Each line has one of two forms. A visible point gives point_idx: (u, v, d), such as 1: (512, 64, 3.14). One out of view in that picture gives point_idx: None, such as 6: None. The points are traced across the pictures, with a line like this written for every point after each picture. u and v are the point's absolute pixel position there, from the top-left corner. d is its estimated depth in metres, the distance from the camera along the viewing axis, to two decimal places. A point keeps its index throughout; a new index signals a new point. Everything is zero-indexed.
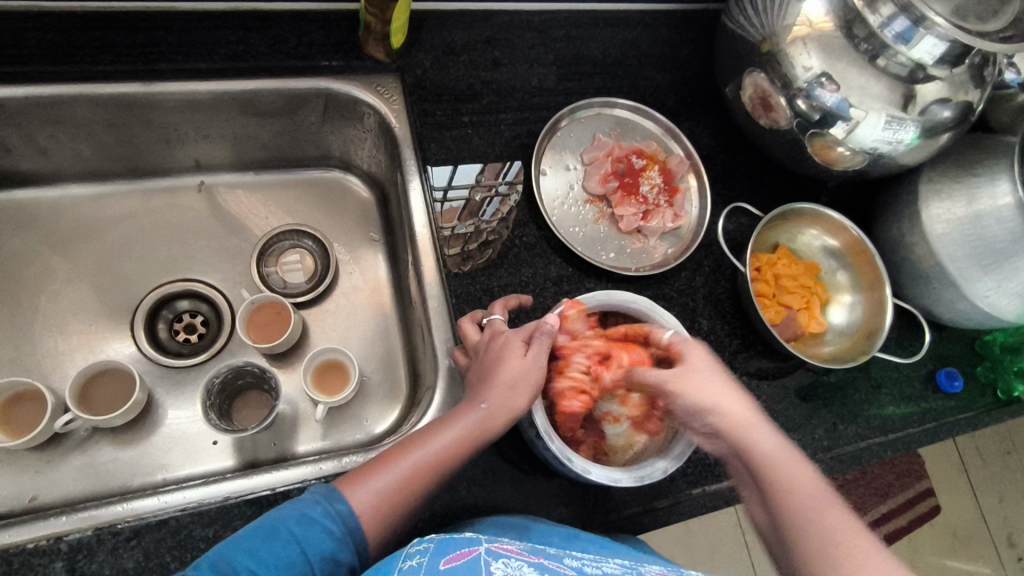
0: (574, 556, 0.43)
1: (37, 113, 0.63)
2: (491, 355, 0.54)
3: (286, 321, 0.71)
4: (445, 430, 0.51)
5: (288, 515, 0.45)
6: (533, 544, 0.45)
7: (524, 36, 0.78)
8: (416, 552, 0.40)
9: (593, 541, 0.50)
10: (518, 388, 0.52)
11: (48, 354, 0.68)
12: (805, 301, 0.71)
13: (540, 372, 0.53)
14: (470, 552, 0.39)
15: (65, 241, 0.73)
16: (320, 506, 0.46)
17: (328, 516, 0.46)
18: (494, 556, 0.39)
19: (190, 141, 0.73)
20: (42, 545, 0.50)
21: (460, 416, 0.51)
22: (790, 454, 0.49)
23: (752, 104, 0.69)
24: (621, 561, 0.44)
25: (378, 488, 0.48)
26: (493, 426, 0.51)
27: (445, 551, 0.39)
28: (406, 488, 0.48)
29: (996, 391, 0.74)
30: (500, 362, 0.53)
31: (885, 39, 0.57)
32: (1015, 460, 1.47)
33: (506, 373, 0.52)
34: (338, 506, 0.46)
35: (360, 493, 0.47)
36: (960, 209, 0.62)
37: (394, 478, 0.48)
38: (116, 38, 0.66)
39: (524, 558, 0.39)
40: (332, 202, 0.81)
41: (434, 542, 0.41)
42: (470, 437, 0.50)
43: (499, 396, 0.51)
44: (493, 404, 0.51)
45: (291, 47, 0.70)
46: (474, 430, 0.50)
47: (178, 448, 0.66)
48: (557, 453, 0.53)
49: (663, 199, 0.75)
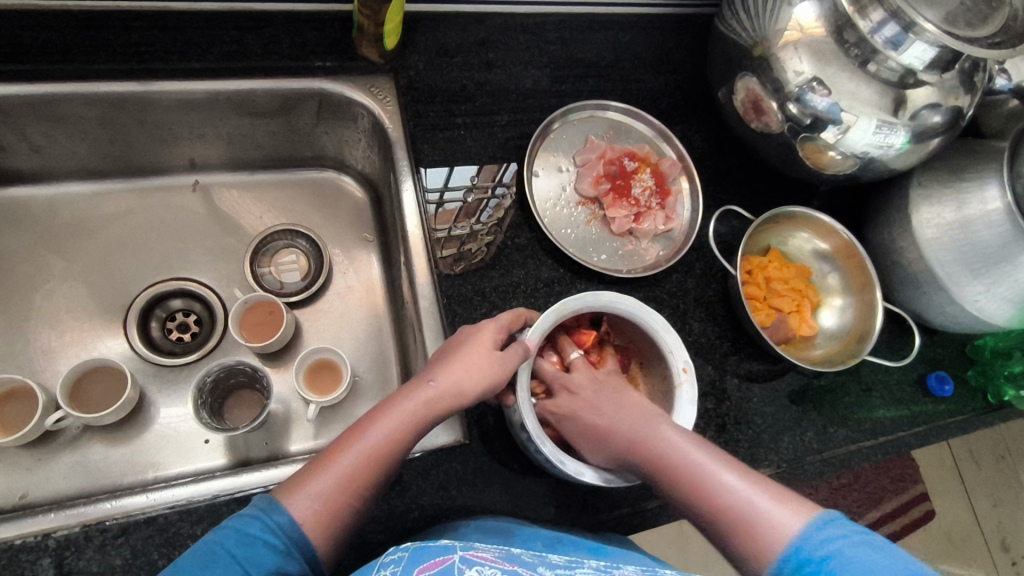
0: (549, 563, 0.43)
1: (32, 112, 0.64)
2: (456, 340, 0.55)
3: (278, 321, 0.71)
4: (389, 413, 0.51)
5: (226, 535, 0.44)
6: (509, 549, 0.45)
7: (519, 39, 0.78)
8: (390, 561, 0.41)
9: (568, 542, 0.50)
10: (471, 371, 0.52)
11: (40, 351, 0.69)
12: (795, 304, 0.71)
13: (505, 366, 0.53)
14: (445, 560, 0.39)
15: (59, 239, 0.73)
16: (259, 520, 0.45)
17: (267, 530, 0.44)
18: (468, 565, 0.39)
19: (185, 141, 0.74)
20: (30, 541, 0.50)
21: (410, 395, 0.52)
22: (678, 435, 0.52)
23: (744, 108, 0.69)
24: (595, 564, 0.44)
25: (318, 492, 0.47)
26: (443, 405, 0.52)
27: (419, 561, 0.39)
28: (348, 486, 0.48)
29: (987, 395, 0.74)
30: (456, 346, 0.54)
31: (875, 44, 0.57)
32: (1009, 464, 1.47)
33: (461, 355, 0.53)
34: (277, 518, 0.45)
35: (300, 501, 0.46)
36: (950, 213, 0.63)
37: (335, 476, 0.48)
38: (112, 37, 0.66)
39: (498, 565, 0.40)
40: (326, 203, 0.81)
41: (409, 551, 0.41)
42: (419, 416, 0.51)
43: (449, 374, 0.52)
44: (442, 382, 0.52)
45: (285, 48, 0.70)
46: (422, 409, 0.51)
47: (169, 446, 0.66)
48: (549, 455, 0.53)
49: (655, 201, 0.75)
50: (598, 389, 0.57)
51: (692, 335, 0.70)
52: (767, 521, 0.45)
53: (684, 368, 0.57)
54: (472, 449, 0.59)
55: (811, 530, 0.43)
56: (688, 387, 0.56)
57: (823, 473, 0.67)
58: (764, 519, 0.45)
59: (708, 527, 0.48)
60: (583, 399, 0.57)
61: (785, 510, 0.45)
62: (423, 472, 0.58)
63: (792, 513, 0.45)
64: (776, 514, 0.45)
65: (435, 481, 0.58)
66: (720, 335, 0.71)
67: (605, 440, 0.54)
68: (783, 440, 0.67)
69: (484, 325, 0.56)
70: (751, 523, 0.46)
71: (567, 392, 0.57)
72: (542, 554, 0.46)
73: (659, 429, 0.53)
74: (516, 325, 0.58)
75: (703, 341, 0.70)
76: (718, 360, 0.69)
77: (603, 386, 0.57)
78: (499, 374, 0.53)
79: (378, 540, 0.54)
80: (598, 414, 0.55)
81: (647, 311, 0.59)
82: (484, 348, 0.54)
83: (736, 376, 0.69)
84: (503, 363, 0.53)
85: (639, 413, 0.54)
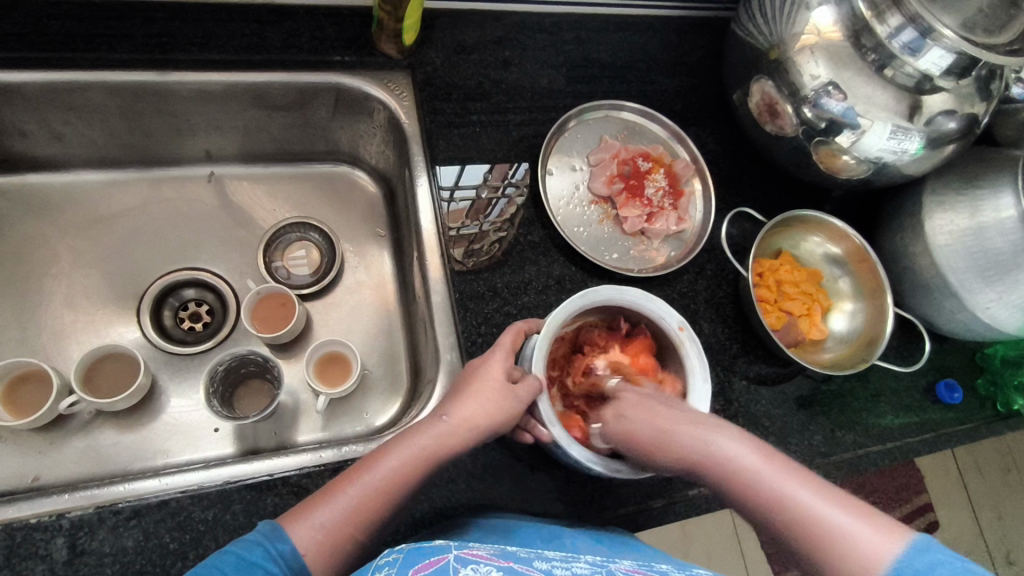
0: (544, 557, 0.44)
1: (55, 99, 0.65)
2: (468, 373, 0.55)
3: (290, 313, 0.72)
4: (397, 450, 0.50)
5: (225, 560, 0.43)
6: (503, 546, 0.45)
7: (536, 38, 0.79)
8: (384, 564, 0.40)
9: (568, 537, 0.51)
10: (483, 413, 0.52)
11: (53, 336, 0.69)
12: (805, 308, 0.72)
13: (517, 407, 0.52)
14: (440, 560, 0.39)
15: (76, 226, 0.74)
16: (260, 547, 0.44)
17: (270, 558, 0.44)
18: (463, 564, 0.39)
19: (202, 132, 0.74)
20: (44, 520, 0.51)
21: (422, 429, 0.51)
22: (750, 447, 0.46)
23: (759, 111, 0.69)
24: (591, 558, 0.45)
25: (325, 522, 0.47)
26: (454, 441, 0.51)
27: (414, 561, 0.39)
28: (355, 518, 0.48)
29: (996, 404, 0.74)
30: (469, 380, 0.54)
31: (893, 49, 0.58)
32: (1015, 477, 1.46)
33: (472, 390, 0.53)
34: (281, 546, 0.45)
35: (305, 528, 0.46)
36: (963, 220, 0.62)
37: (342, 509, 0.48)
38: (133, 27, 0.67)
39: (493, 563, 0.40)
40: (340, 197, 0.82)
41: (404, 552, 0.41)
42: (429, 449, 0.51)
43: (462, 409, 0.52)
44: (454, 417, 0.52)
45: (304, 42, 0.71)
46: (432, 443, 0.51)
47: (179, 434, 0.67)
48: (604, 471, 0.53)
49: (668, 202, 0.76)
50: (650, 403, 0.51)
51: (701, 335, 0.70)
52: (864, 551, 0.38)
53: (679, 326, 0.58)
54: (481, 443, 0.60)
55: (913, 555, 0.38)
56: (690, 342, 0.57)
57: (830, 477, 0.67)
58: (863, 551, 0.38)
59: (795, 554, 0.42)
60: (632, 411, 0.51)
61: (881, 536, 0.39)
62: None
63: (887, 538, 0.39)
64: (872, 540, 0.39)
65: (443, 474, 0.58)
66: (730, 336, 0.71)
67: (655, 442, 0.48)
68: (792, 443, 0.67)
69: (493, 356, 0.55)
70: (847, 558, 0.39)
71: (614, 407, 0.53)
72: (537, 550, 0.46)
73: (726, 437, 0.47)
74: (517, 342, 0.57)
75: (712, 341, 0.70)
76: (728, 362, 0.69)
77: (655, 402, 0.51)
78: (511, 414, 0.52)
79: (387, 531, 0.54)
80: (644, 421, 0.50)
81: (640, 296, 0.59)
82: (497, 385, 0.53)
83: (745, 378, 0.69)
84: (516, 397, 0.52)
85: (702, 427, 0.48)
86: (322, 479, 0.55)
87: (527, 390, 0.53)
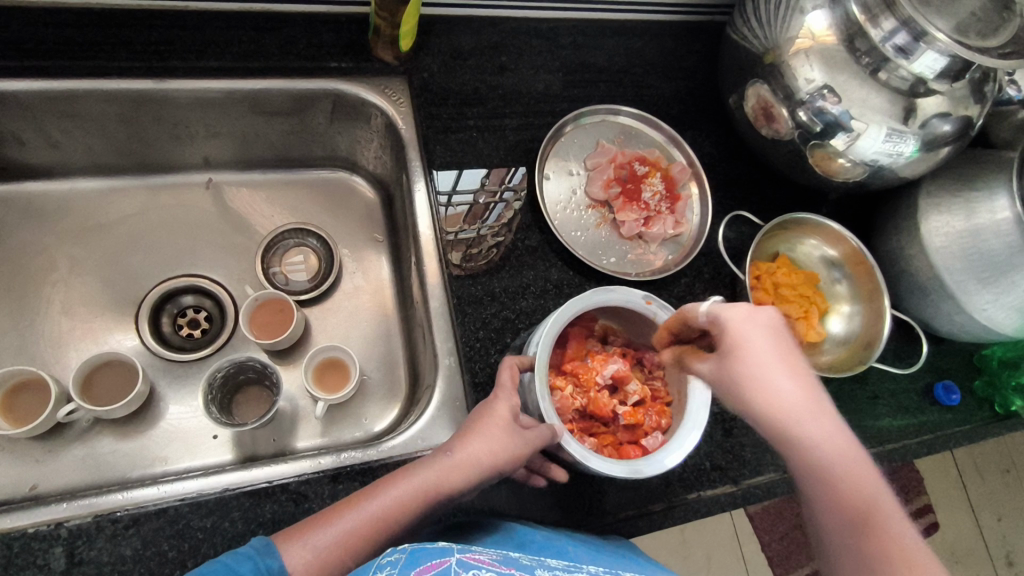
0: (547, 566, 0.44)
1: (53, 107, 0.65)
2: (476, 413, 0.54)
3: (288, 320, 0.72)
4: (400, 482, 0.50)
5: (215, 569, 0.43)
6: (505, 552, 0.45)
7: (531, 43, 0.79)
8: (386, 563, 0.40)
9: (568, 546, 0.50)
10: (488, 450, 0.51)
11: (51, 343, 0.69)
12: (804, 310, 0.72)
13: (520, 448, 0.51)
14: (441, 563, 0.39)
15: (74, 233, 0.74)
16: (251, 561, 0.45)
17: (257, 571, 0.44)
18: (465, 568, 0.39)
19: (199, 139, 0.74)
20: (42, 530, 0.50)
21: (427, 463, 0.51)
22: (847, 450, 0.44)
23: (755, 114, 0.70)
24: (593, 569, 0.45)
25: (316, 546, 0.46)
26: (456, 479, 0.50)
27: (417, 562, 0.39)
28: (347, 546, 0.47)
29: (994, 405, 0.74)
30: (477, 419, 0.53)
31: (886, 53, 0.58)
32: (1013, 477, 1.46)
33: (479, 427, 0.52)
34: (269, 562, 0.45)
35: (296, 550, 0.46)
36: (959, 222, 0.63)
37: (335, 535, 0.47)
38: (131, 35, 0.67)
39: (495, 568, 0.40)
40: (337, 202, 0.82)
41: (405, 553, 0.40)
42: (432, 484, 0.50)
43: (468, 446, 0.51)
44: (458, 454, 0.51)
45: (301, 49, 0.71)
46: (435, 478, 0.50)
47: (177, 441, 0.67)
48: (652, 470, 0.52)
49: (665, 206, 0.76)
50: (773, 342, 0.46)
51: None
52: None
53: (646, 300, 0.58)
54: None
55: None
56: (662, 309, 0.57)
57: None
58: None
59: (831, 535, 0.43)
60: (753, 346, 0.45)
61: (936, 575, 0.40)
62: None
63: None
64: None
65: None
66: None
67: (756, 398, 0.45)
68: None
69: (499, 393, 0.54)
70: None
71: (733, 334, 0.46)
72: (540, 557, 0.46)
73: (829, 434, 0.44)
74: (516, 380, 0.56)
75: None
76: None
77: (783, 351, 0.46)
78: (515, 455, 0.51)
79: None
80: (752, 364, 0.45)
81: (592, 295, 0.57)
82: (503, 425, 0.52)
83: None
84: (522, 438, 0.52)
85: (808, 394, 0.45)
86: (320, 487, 0.55)
87: (536, 435, 0.52)
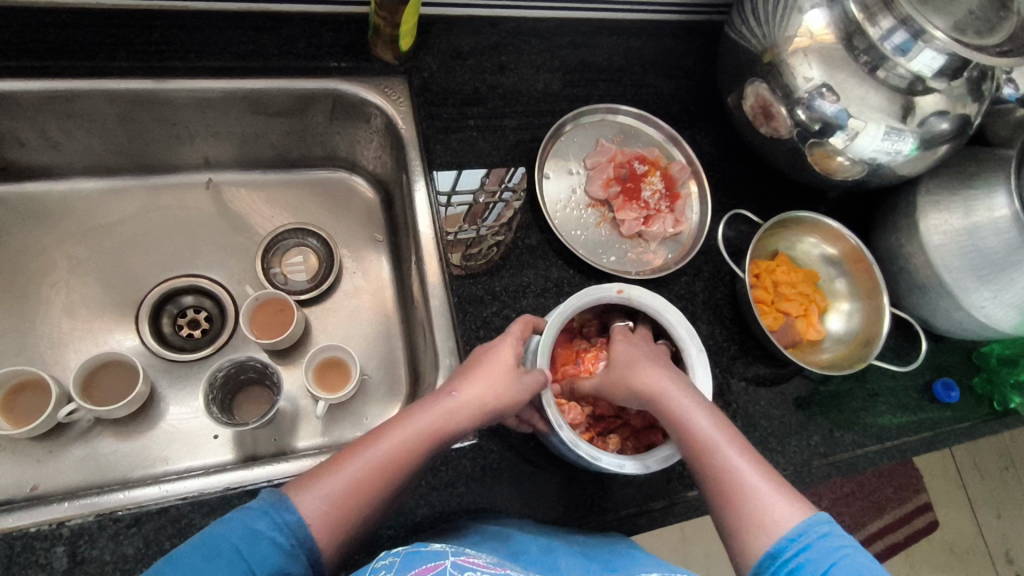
0: None
1: (52, 108, 0.65)
2: (475, 357, 0.55)
3: (288, 319, 0.72)
4: (406, 423, 0.50)
5: (230, 529, 0.43)
6: (499, 559, 0.45)
7: (531, 43, 0.80)
8: (382, 567, 0.42)
9: (563, 556, 0.49)
10: (492, 392, 0.52)
11: (51, 344, 0.69)
12: (803, 308, 0.72)
13: (522, 391, 0.52)
14: (436, 566, 0.40)
15: (74, 234, 0.74)
16: (268, 516, 0.44)
17: (276, 526, 0.44)
18: (459, 569, 0.40)
19: (198, 139, 0.74)
20: (44, 529, 0.51)
21: (432, 404, 0.51)
22: (706, 412, 0.51)
23: (754, 113, 0.70)
24: None
25: (326, 494, 0.46)
26: (461, 419, 0.51)
27: (412, 565, 0.41)
28: (357, 492, 0.47)
29: (992, 402, 0.74)
30: (480, 360, 0.54)
31: (884, 51, 0.58)
32: (1012, 475, 1.46)
33: (482, 369, 0.53)
34: (288, 516, 0.45)
35: (308, 500, 0.46)
36: (957, 220, 0.63)
37: (345, 481, 0.47)
38: (130, 36, 0.67)
39: (489, 571, 0.41)
40: (337, 202, 0.82)
41: (401, 556, 0.42)
42: (438, 425, 0.50)
43: (471, 387, 0.52)
44: (463, 395, 0.51)
45: (301, 49, 0.71)
46: (441, 418, 0.50)
47: (178, 442, 0.67)
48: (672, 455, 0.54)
49: (665, 204, 0.76)
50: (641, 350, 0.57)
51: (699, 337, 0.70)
52: (770, 512, 0.45)
53: (619, 290, 0.59)
54: (481, 446, 0.60)
55: (809, 520, 0.44)
56: (636, 293, 0.59)
57: (829, 477, 0.68)
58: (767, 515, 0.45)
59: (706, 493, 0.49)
60: (628, 353, 0.57)
61: (788, 505, 0.45)
62: (434, 468, 0.58)
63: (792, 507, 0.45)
64: (781, 510, 0.45)
65: (443, 479, 0.58)
66: (728, 337, 0.71)
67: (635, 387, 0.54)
68: (789, 442, 0.67)
69: (500, 341, 0.55)
70: (752, 513, 0.45)
71: (618, 351, 0.57)
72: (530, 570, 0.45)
73: (692, 403, 0.52)
74: (525, 334, 0.57)
75: (711, 343, 0.70)
76: (726, 363, 0.70)
77: (651, 357, 0.56)
78: (518, 396, 0.52)
79: (388, 535, 0.55)
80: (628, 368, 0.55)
81: (562, 311, 0.57)
82: (504, 368, 0.53)
83: (743, 379, 0.69)
84: (523, 383, 0.53)
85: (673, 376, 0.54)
86: None
87: (533, 379, 0.53)
